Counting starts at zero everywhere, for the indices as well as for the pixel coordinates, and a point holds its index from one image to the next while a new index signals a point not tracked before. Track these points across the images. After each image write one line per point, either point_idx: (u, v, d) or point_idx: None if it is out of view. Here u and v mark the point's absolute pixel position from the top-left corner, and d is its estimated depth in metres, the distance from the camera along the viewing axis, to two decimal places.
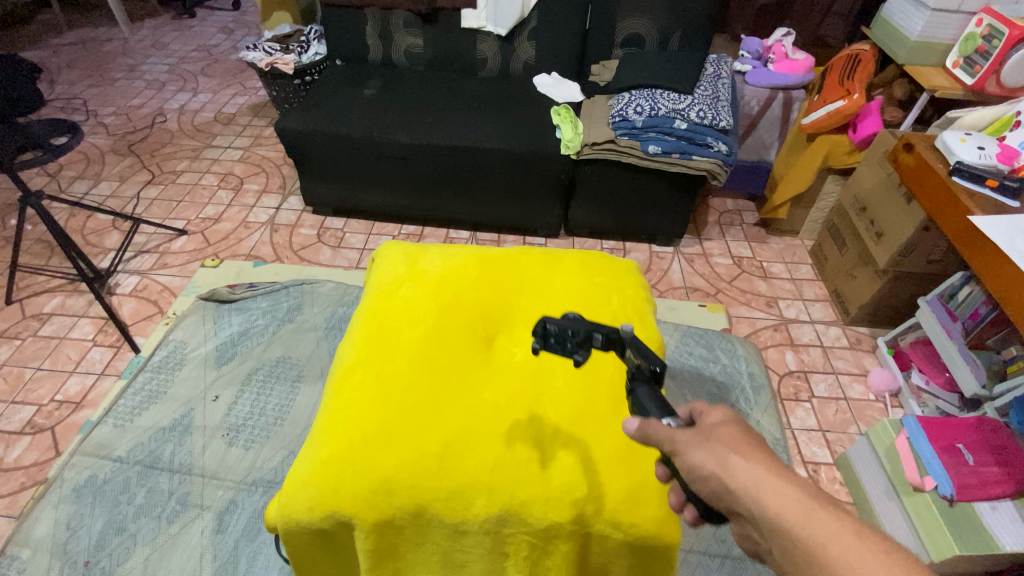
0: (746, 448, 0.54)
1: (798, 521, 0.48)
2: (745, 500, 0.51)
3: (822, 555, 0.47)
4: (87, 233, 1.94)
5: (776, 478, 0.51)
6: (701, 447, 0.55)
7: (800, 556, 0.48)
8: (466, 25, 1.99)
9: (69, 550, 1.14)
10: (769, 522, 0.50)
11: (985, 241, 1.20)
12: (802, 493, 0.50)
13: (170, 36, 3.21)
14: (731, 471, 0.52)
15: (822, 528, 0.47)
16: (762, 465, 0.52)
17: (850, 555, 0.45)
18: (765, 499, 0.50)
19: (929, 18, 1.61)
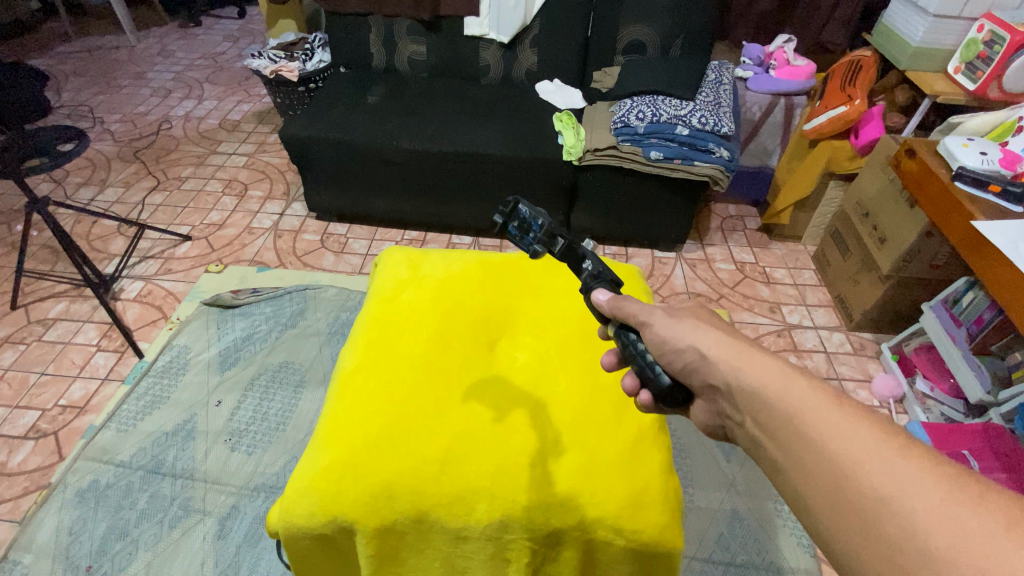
0: (728, 330, 0.61)
1: (772, 382, 0.52)
2: (721, 366, 0.57)
3: (792, 412, 0.50)
4: (93, 239, 1.96)
5: (756, 352, 0.56)
6: (677, 323, 0.62)
7: (773, 416, 0.51)
8: (469, 33, 2.01)
9: (71, 555, 1.14)
10: (744, 386, 0.54)
11: (989, 246, 1.20)
12: (778, 363, 0.54)
13: (176, 44, 3.25)
14: (709, 343, 0.59)
15: (796, 389, 0.51)
16: (741, 342, 0.58)
17: (820, 409, 0.48)
18: (741, 365, 0.55)
19: (930, 24, 1.61)
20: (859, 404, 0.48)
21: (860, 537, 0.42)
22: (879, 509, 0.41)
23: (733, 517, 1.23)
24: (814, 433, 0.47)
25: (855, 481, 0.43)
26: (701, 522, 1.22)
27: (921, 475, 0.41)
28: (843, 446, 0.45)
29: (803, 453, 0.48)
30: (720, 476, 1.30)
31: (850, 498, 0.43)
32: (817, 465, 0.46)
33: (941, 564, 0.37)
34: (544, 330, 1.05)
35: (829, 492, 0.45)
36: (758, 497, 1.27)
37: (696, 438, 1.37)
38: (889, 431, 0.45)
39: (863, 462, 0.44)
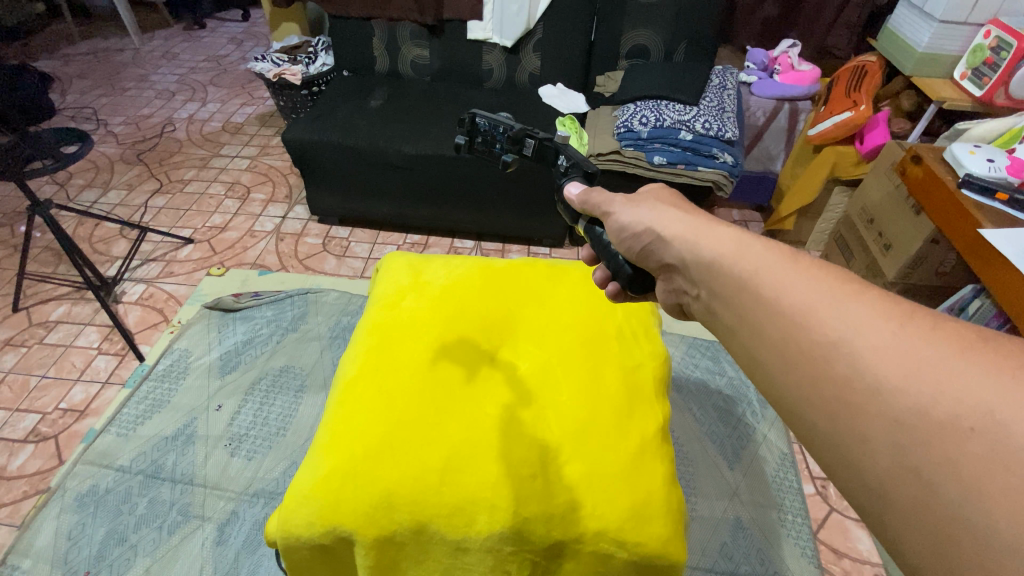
0: (688, 211, 0.62)
1: (727, 251, 0.53)
2: (678, 242, 0.58)
3: (748, 275, 0.50)
4: (95, 242, 1.96)
5: (715, 226, 0.57)
6: (638, 208, 0.64)
7: (729, 284, 0.51)
8: (472, 37, 2.01)
9: (70, 561, 1.13)
10: (701, 260, 0.55)
11: (994, 254, 1.18)
12: (735, 233, 0.54)
13: (180, 47, 3.26)
14: (668, 223, 0.60)
15: (752, 254, 0.51)
16: (700, 219, 0.59)
17: (775, 269, 0.48)
18: (698, 240, 0.56)
19: (936, 31, 1.60)
20: (816, 262, 0.48)
21: (814, 384, 0.42)
22: (831, 354, 0.41)
23: (736, 526, 1.22)
24: (768, 292, 0.48)
25: (810, 331, 0.43)
26: (704, 531, 1.21)
27: (874, 315, 0.41)
28: (798, 301, 0.45)
29: (759, 313, 0.48)
30: (723, 485, 1.29)
31: (805, 348, 0.43)
32: (773, 322, 0.46)
33: (890, 393, 0.38)
34: (545, 338, 1.05)
35: (784, 346, 0.45)
36: (761, 506, 1.26)
37: (699, 446, 1.36)
38: (843, 282, 0.45)
39: (817, 311, 0.43)
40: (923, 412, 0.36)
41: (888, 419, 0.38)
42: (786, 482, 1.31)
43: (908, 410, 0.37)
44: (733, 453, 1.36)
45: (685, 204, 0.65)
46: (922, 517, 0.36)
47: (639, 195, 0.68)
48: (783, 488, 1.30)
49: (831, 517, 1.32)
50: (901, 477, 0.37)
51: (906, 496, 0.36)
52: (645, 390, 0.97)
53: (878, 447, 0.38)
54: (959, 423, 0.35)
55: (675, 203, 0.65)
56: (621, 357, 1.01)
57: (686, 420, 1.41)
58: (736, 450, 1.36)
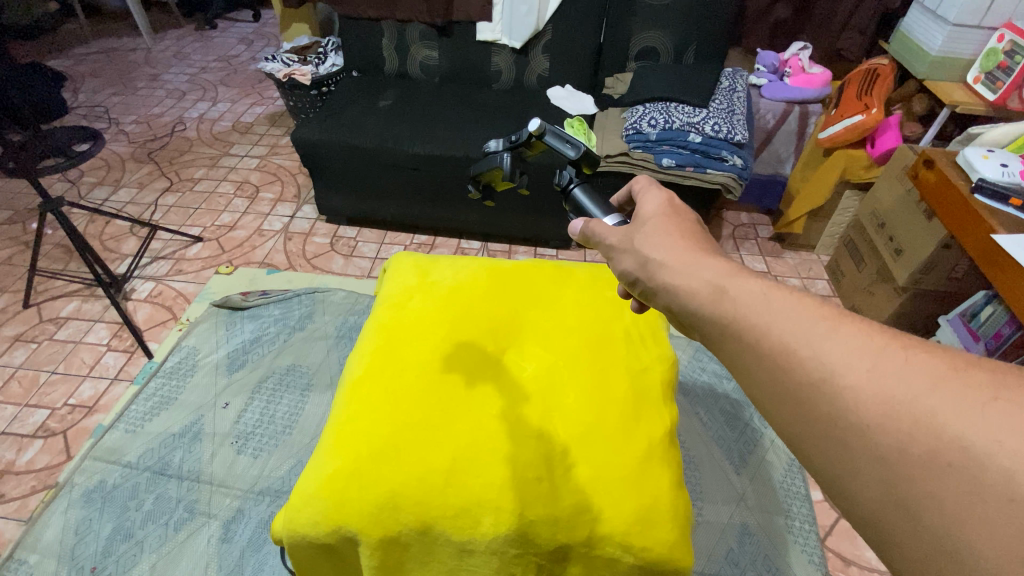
0: (677, 241, 0.59)
1: (705, 298, 0.52)
2: (663, 290, 0.56)
3: (731, 323, 0.49)
4: (106, 239, 1.97)
5: (700, 263, 0.55)
6: (627, 252, 0.61)
7: (714, 330, 0.51)
8: (481, 38, 2.01)
9: (77, 556, 1.14)
10: (685, 309, 0.54)
11: (1007, 258, 1.17)
12: (717, 275, 0.53)
13: (192, 47, 3.28)
14: (652, 268, 0.58)
15: (732, 298, 0.50)
16: (686, 254, 0.57)
17: (755, 311, 0.48)
18: (681, 282, 0.55)
19: (950, 33, 1.59)
20: (801, 298, 0.47)
21: (802, 423, 0.43)
22: (815, 397, 0.42)
23: (743, 532, 1.21)
24: (754, 335, 0.47)
25: (792, 373, 0.44)
26: (709, 537, 1.20)
27: (852, 353, 0.42)
28: (780, 342, 0.45)
29: (743, 356, 0.48)
30: (729, 489, 1.28)
31: (790, 390, 0.44)
32: (757, 366, 0.47)
33: (873, 432, 0.39)
34: (553, 340, 1.04)
35: (772, 385, 0.45)
36: (767, 512, 1.25)
37: (705, 449, 1.35)
38: (824, 314, 0.45)
39: (798, 353, 0.44)
40: (904, 449, 0.38)
41: (873, 456, 0.39)
42: (793, 487, 1.30)
43: (891, 448, 0.38)
44: (739, 457, 1.35)
45: (682, 225, 0.62)
46: (913, 549, 0.37)
47: (633, 226, 0.63)
48: (790, 494, 1.28)
49: (839, 524, 1.30)
50: (890, 511, 0.38)
51: (898, 529, 0.38)
52: (652, 393, 0.96)
53: (868, 483, 0.39)
54: (938, 458, 0.36)
55: (671, 227, 0.61)
56: (628, 360, 1.01)
57: (692, 423, 1.40)
58: (742, 454, 1.35)
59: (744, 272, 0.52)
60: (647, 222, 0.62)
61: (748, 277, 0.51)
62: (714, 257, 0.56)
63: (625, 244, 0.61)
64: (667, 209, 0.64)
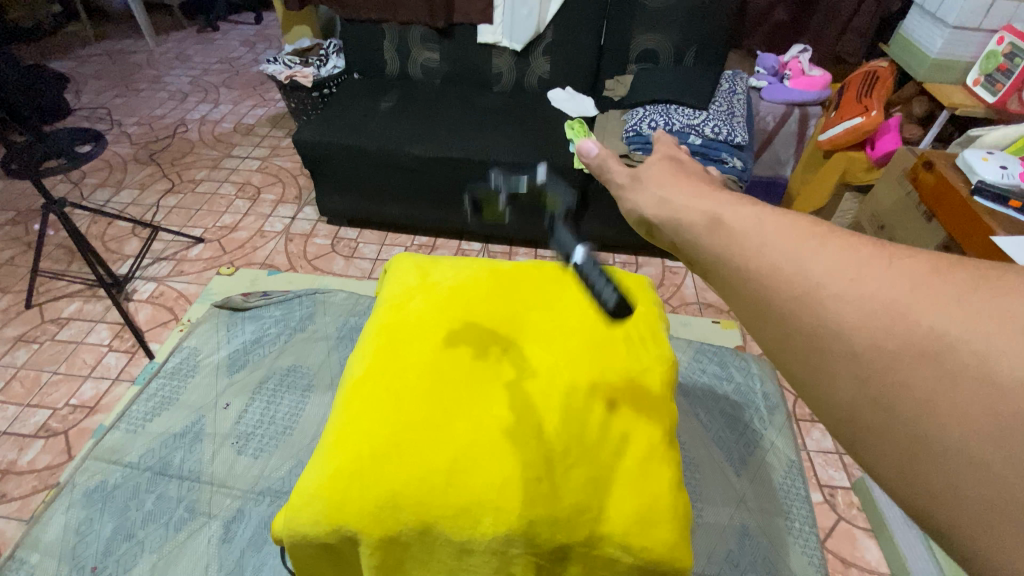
0: (678, 180, 0.55)
1: (701, 227, 0.47)
2: (662, 223, 0.52)
3: (719, 247, 0.45)
4: (107, 240, 1.98)
5: (696, 197, 0.51)
6: (635, 190, 0.57)
7: (706, 258, 0.46)
8: (481, 40, 2.02)
9: (78, 555, 1.14)
10: (679, 240, 0.50)
11: (1006, 261, 1.17)
12: (715, 205, 0.48)
13: (193, 49, 3.29)
14: (654, 205, 0.54)
15: (728, 226, 0.45)
16: (685, 189, 0.53)
17: (746, 234, 0.43)
18: (682, 215, 0.50)
19: (949, 36, 1.59)
20: (780, 211, 0.43)
21: (786, 340, 0.39)
22: (805, 318, 0.37)
23: (743, 533, 1.21)
24: (736, 252, 0.43)
25: (774, 287, 0.39)
26: (709, 538, 1.20)
27: (842, 266, 0.37)
28: (767, 263, 0.40)
29: (732, 283, 0.43)
30: (729, 491, 1.28)
31: (777, 314, 0.39)
32: (743, 292, 0.42)
33: (856, 336, 0.35)
34: (554, 340, 1.04)
35: (754, 304, 0.41)
36: (767, 513, 1.25)
37: (705, 450, 1.35)
38: (808, 223, 0.41)
39: (784, 271, 0.39)
40: (897, 362, 0.33)
41: (864, 373, 0.34)
42: (793, 489, 1.30)
43: (884, 362, 0.34)
44: (739, 459, 1.35)
45: (682, 170, 0.59)
46: (910, 469, 0.33)
47: (638, 169, 0.60)
48: (790, 496, 1.28)
49: (839, 525, 1.30)
50: (876, 415, 0.34)
51: (891, 449, 0.34)
52: (652, 394, 0.96)
53: (852, 389, 0.35)
54: (936, 366, 0.32)
55: (674, 170, 0.57)
56: (628, 361, 1.01)
57: (692, 424, 1.41)
58: (742, 456, 1.36)
59: (740, 199, 0.47)
60: (648, 167, 0.59)
61: (736, 201, 0.47)
62: (713, 188, 0.51)
63: (634, 183, 0.58)
64: (672, 158, 0.61)
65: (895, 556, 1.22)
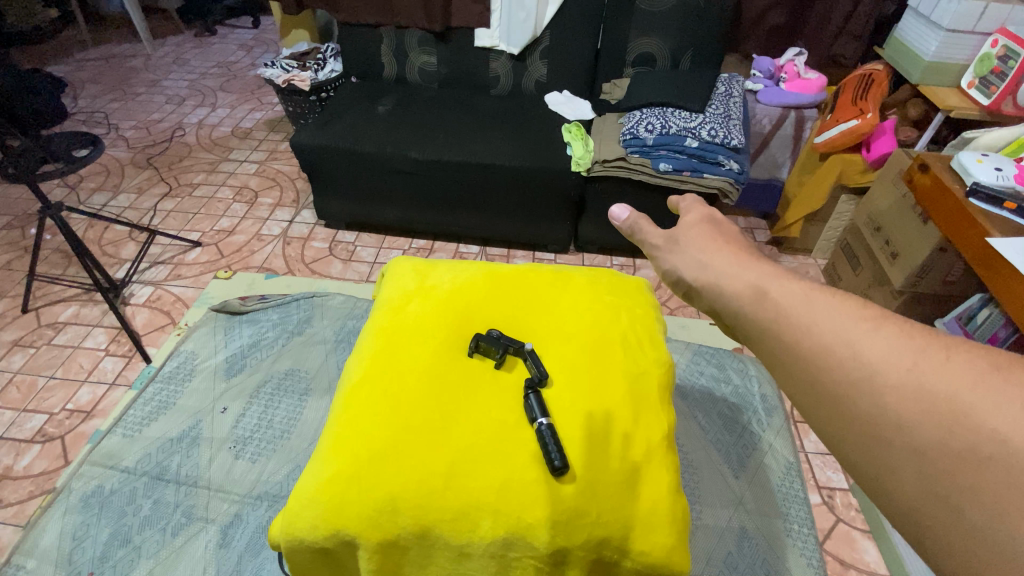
0: (719, 247, 0.61)
1: (747, 299, 0.52)
2: (703, 288, 0.59)
3: (772, 323, 0.49)
4: (105, 244, 1.98)
5: (742, 266, 0.56)
6: (674, 254, 0.66)
7: (755, 329, 0.51)
8: (479, 44, 2.03)
9: (74, 561, 1.14)
10: (727, 310, 0.54)
11: (1002, 262, 1.18)
12: (760, 276, 0.53)
13: (191, 53, 3.30)
14: (694, 269, 0.61)
15: (774, 299, 0.50)
16: (729, 257, 0.58)
17: (795, 310, 0.47)
18: (723, 283, 0.55)
19: (943, 40, 1.60)
20: (841, 297, 0.47)
21: (841, 423, 0.43)
22: (854, 395, 0.42)
23: (741, 535, 1.21)
24: (796, 332, 0.47)
25: (831, 373, 0.43)
26: (708, 540, 1.20)
27: (895, 353, 0.41)
28: (820, 343, 0.45)
29: (781, 354, 0.48)
30: (727, 493, 1.28)
31: (827, 389, 0.43)
32: (795, 365, 0.46)
33: (914, 428, 0.39)
34: (552, 344, 1.04)
35: (811, 384, 0.45)
36: (766, 516, 1.25)
37: (704, 453, 1.36)
38: (865, 312, 0.45)
39: (837, 353, 0.44)
40: (944, 444, 0.38)
41: (915, 451, 0.39)
42: (792, 491, 1.30)
43: (932, 442, 0.38)
44: (738, 461, 1.35)
45: (721, 234, 0.65)
46: (953, 540, 0.37)
47: (674, 231, 0.68)
48: (788, 498, 1.28)
49: (838, 527, 1.30)
50: (930, 503, 0.38)
51: (938, 520, 0.38)
52: (650, 397, 0.96)
53: (906, 475, 0.39)
54: (978, 452, 0.36)
55: (713, 235, 0.64)
56: (626, 363, 1.00)
57: (690, 426, 1.41)
58: (740, 458, 1.36)
59: (788, 275, 0.52)
60: (689, 232, 0.66)
61: (791, 279, 0.51)
62: (760, 260, 0.56)
63: (670, 247, 0.67)
64: (707, 220, 0.68)
65: (893, 557, 1.22)
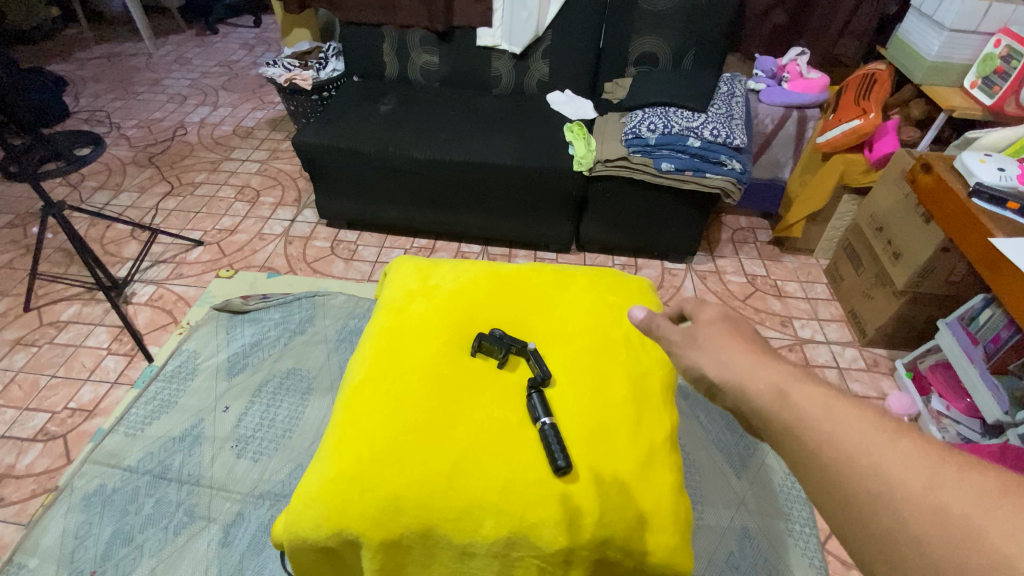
0: (740, 347, 0.58)
1: (768, 400, 0.51)
2: (725, 388, 0.56)
3: (793, 426, 0.48)
4: (107, 243, 1.98)
5: (760, 366, 0.54)
6: (694, 350, 0.61)
7: (775, 431, 0.50)
8: (481, 43, 2.03)
9: (76, 560, 1.14)
10: (748, 409, 0.52)
11: (1004, 261, 1.18)
12: (782, 378, 0.52)
13: (192, 52, 3.29)
14: (718, 371, 0.57)
15: (796, 403, 0.49)
16: (749, 356, 0.56)
17: (816, 417, 0.47)
18: (747, 384, 0.53)
19: (946, 39, 1.60)
20: (862, 403, 0.47)
21: (859, 532, 0.42)
22: (877, 509, 0.41)
23: (743, 535, 1.21)
24: (816, 437, 0.46)
25: (850, 481, 0.43)
26: (710, 539, 1.20)
27: (913, 469, 0.41)
28: (841, 454, 0.44)
29: (800, 458, 0.47)
30: (729, 494, 1.28)
31: (845, 496, 0.43)
32: (817, 473, 0.45)
33: (932, 548, 0.38)
34: (554, 344, 1.04)
35: (829, 490, 0.44)
36: (768, 516, 1.25)
37: (706, 452, 1.36)
38: (884, 422, 0.45)
39: (858, 461, 0.43)
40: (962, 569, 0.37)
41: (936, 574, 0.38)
42: (794, 491, 1.30)
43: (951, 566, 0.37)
44: (740, 461, 1.35)
45: (741, 331, 0.61)
46: None
47: (691, 326, 0.64)
48: (790, 498, 1.29)
49: None
50: None
51: None
52: (652, 396, 0.96)
53: None
54: None
55: (731, 332, 0.60)
56: (629, 363, 1.00)
57: (692, 426, 1.41)
58: (743, 458, 1.36)
59: (809, 377, 0.51)
60: (704, 328, 0.63)
61: (813, 382, 0.50)
62: (780, 361, 0.54)
63: (688, 344, 0.63)
64: (724, 316, 0.63)
65: None
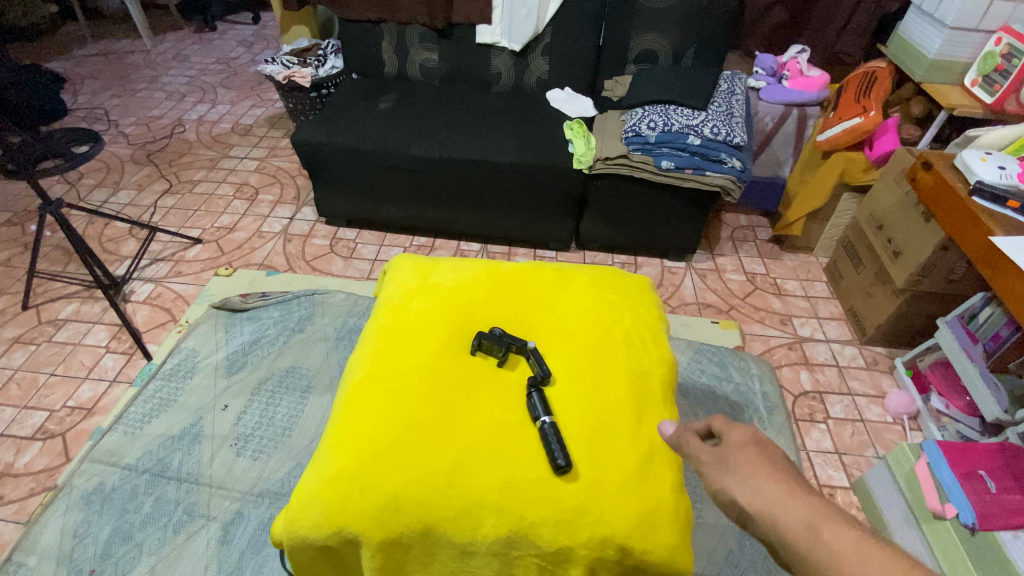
0: (770, 476, 0.59)
1: (800, 536, 0.52)
2: (756, 517, 0.56)
3: (827, 568, 0.50)
4: (105, 241, 1.97)
5: (791, 497, 0.56)
6: (724, 473, 0.62)
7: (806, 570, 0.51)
8: (480, 41, 2.02)
9: (75, 559, 1.14)
10: (779, 543, 0.54)
11: (1004, 259, 1.18)
12: (812, 512, 0.54)
13: (190, 49, 3.28)
14: (750, 498, 0.58)
15: (827, 543, 0.51)
16: (781, 488, 0.57)
17: (850, 562, 0.48)
18: (777, 513, 0.55)
19: (947, 37, 1.60)
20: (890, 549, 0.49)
21: None
22: None
23: (743, 533, 1.21)
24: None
25: None
26: (709, 537, 1.20)
27: None
28: None
29: None
30: None
31: None
32: None
33: None
34: (554, 342, 1.04)
35: None
36: None
37: None
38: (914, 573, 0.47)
39: None
40: None
41: None
42: None
43: None
44: None
45: (771, 457, 0.62)
46: None
47: (721, 448, 0.65)
48: None
49: None
50: None
51: None
52: (652, 395, 0.96)
53: None
54: None
55: (760, 457, 0.62)
56: (629, 361, 1.00)
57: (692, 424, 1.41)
58: None
59: (840, 515, 0.53)
60: (735, 451, 0.64)
61: (843, 521, 0.52)
62: (809, 495, 0.56)
63: (716, 467, 0.63)
64: (751, 438, 0.65)
65: None
